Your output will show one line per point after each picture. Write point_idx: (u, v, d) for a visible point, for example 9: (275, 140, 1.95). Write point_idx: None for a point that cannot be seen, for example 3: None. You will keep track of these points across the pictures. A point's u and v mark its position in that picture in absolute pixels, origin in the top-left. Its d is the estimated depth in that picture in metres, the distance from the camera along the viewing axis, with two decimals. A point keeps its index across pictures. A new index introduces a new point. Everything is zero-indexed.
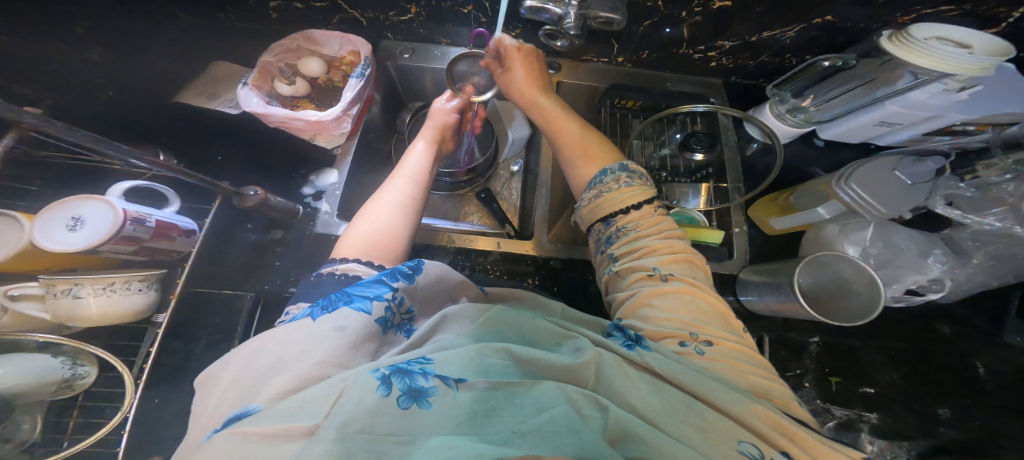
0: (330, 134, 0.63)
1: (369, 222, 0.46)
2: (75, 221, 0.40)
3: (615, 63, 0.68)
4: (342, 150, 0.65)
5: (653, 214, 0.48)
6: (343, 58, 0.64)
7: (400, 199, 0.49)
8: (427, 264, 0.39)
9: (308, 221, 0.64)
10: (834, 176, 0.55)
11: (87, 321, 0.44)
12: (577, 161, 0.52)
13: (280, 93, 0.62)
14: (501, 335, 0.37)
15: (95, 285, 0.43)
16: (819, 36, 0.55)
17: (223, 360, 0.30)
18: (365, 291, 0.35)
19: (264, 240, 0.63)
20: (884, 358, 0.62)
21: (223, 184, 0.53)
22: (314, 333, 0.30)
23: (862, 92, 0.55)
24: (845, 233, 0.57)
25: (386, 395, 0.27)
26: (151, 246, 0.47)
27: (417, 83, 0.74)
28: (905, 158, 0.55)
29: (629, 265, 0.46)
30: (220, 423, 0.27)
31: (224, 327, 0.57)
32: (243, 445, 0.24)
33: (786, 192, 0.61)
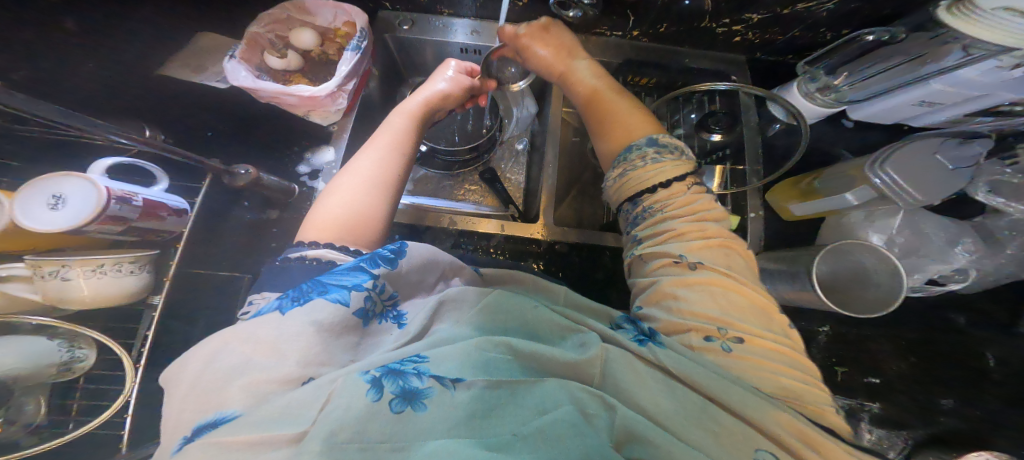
0: (325, 110, 0.59)
1: (343, 201, 0.43)
2: (56, 199, 0.38)
3: (628, 39, 0.64)
4: (340, 127, 0.62)
5: (685, 192, 0.44)
6: (338, 29, 0.61)
7: (381, 176, 0.46)
8: (410, 247, 0.37)
9: (306, 200, 0.62)
10: (867, 160, 0.52)
11: (79, 302, 0.42)
12: (605, 136, 0.50)
13: (271, 66, 0.60)
14: (500, 325, 0.35)
15: (84, 266, 0.41)
16: (860, 8, 0.50)
17: (184, 360, 0.28)
18: (341, 280, 0.32)
19: (261, 220, 0.61)
20: (894, 350, 0.59)
21: (212, 162, 0.50)
22: (286, 329, 0.28)
23: (905, 69, 0.49)
24: (871, 219, 0.55)
25: (377, 399, 0.25)
26: (140, 226, 0.45)
27: (417, 56, 0.71)
28: (949, 139, 0.52)
29: (653, 251, 0.43)
30: (190, 432, 0.25)
31: (223, 309, 0.56)
32: (221, 454, 0.23)
33: (809, 177, 0.58)
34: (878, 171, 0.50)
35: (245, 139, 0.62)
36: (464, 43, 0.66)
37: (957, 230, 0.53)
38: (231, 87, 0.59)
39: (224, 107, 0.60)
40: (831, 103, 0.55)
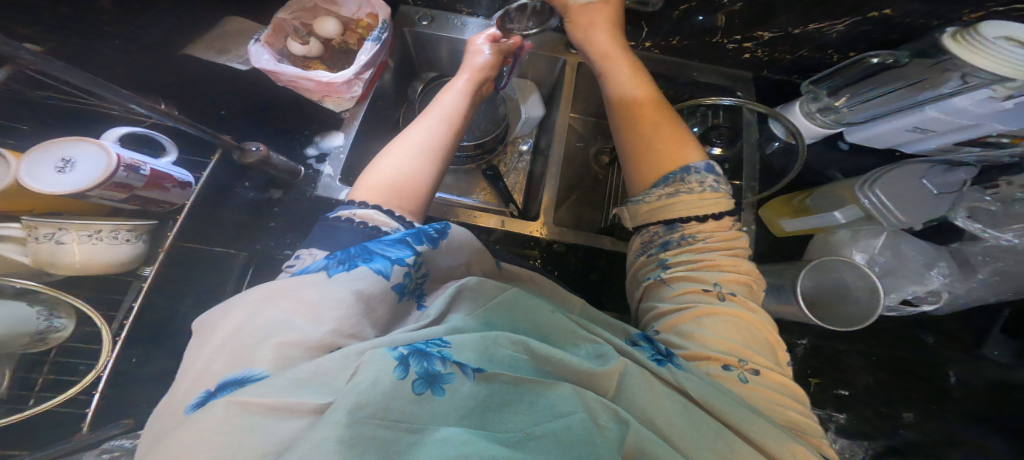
0: (340, 96, 0.61)
1: (397, 164, 0.44)
2: (64, 163, 0.38)
3: (639, 49, 0.66)
4: (351, 115, 0.65)
5: (727, 228, 0.47)
6: (361, 20, 0.62)
7: (428, 142, 0.47)
8: (453, 228, 0.39)
9: (310, 183, 0.62)
10: (858, 180, 0.56)
11: (69, 269, 0.41)
12: (656, 143, 0.50)
13: (293, 52, 0.60)
14: (512, 320, 0.37)
15: (80, 229, 0.40)
16: (869, 32, 0.52)
17: (225, 308, 0.30)
18: (387, 251, 0.34)
19: (262, 199, 0.61)
20: (864, 363, 0.62)
21: (225, 138, 0.50)
22: (329, 293, 0.30)
23: (906, 93, 0.52)
24: (856, 239, 0.58)
25: (403, 378, 0.26)
26: (143, 195, 0.44)
27: (433, 53, 0.72)
28: (936, 166, 0.55)
29: (681, 275, 0.46)
30: (215, 385, 0.26)
31: (212, 287, 0.55)
32: (244, 416, 0.24)
33: (802, 195, 0.61)
34: (867, 191, 0.54)
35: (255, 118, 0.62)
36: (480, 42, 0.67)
37: (935, 254, 0.56)
38: (252, 70, 0.58)
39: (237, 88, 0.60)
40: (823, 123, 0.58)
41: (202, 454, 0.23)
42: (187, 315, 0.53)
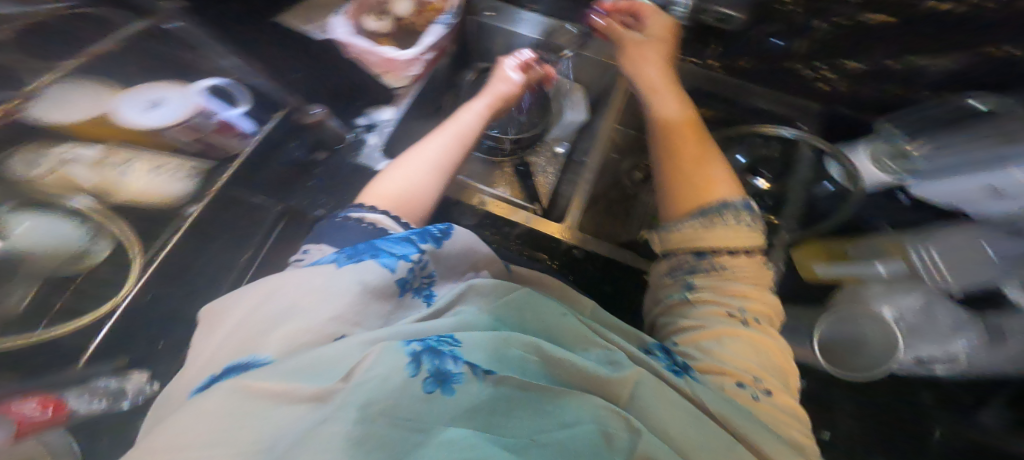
0: (399, 74, 0.67)
1: (404, 177, 0.53)
2: (150, 104, 0.51)
3: (709, 69, 0.74)
4: (404, 91, 0.68)
5: (754, 263, 0.49)
6: (432, 4, 0.70)
7: (439, 161, 0.56)
8: (455, 230, 0.48)
9: (353, 150, 0.64)
10: (909, 239, 0.59)
11: (127, 193, 0.50)
12: (696, 179, 0.53)
13: (366, 27, 0.68)
14: (514, 317, 0.43)
15: (150, 162, 0.51)
16: (975, 70, 0.54)
17: (243, 292, 0.38)
18: (392, 249, 0.43)
19: (307, 160, 0.63)
20: (856, 411, 0.58)
21: (293, 100, 0.62)
22: (335, 282, 0.38)
23: (990, 145, 0.53)
24: (890, 293, 0.57)
25: (414, 376, 0.32)
26: (212, 140, 0.55)
27: (488, 43, 0.80)
28: (999, 231, 0.52)
29: (706, 297, 0.47)
30: (221, 368, 0.33)
31: (241, 236, 0.57)
32: (244, 400, 0.30)
33: (844, 239, 0.63)
34: (921, 247, 0.57)
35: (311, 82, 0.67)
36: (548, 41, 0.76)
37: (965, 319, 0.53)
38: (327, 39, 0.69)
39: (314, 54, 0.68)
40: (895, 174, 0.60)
41: (203, 430, 0.28)
42: (214, 257, 0.55)
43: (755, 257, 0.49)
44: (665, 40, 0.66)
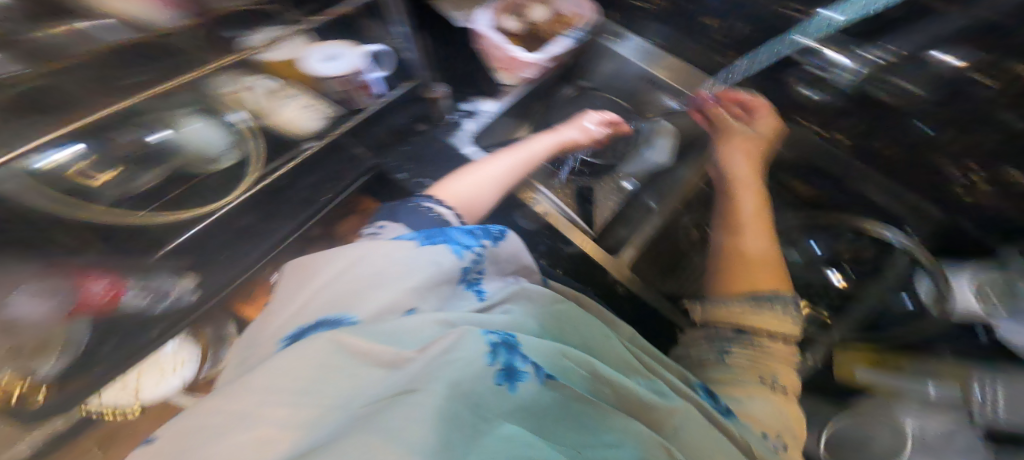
0: (515, 73, 0.83)
1: (470, 179, 0.68)
2: (322, 57, 0.68)
3: (824, 140, 0.76)
4: (513, 88, 0.83)
5: (785, 345, 0.56)
6: (566, 16, 0.85)
7: (502, 178, 0.70)
8: (509, 234, 0.58)
9: (449, 129, 0.80)
10: (967, 378, 0.64)
11: (275, 124, 0.68)
12: (753, 266, 0.63)
13: (506, 25, 0.84)
14: (564, 326, 0.50)
15: (307, 100, 0.70)
16: None
17: (337, 256, 0.48)
18: (462, 239, 0.53)
19: (409, 127, 0.78)
20: None
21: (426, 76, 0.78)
22: (414, 259, 0.48)
23: None
24: (919, 412, 0.64)
25: (490, 365, 0.38)
26: (349, 94, 0.70)
27: (597, 66, 0.90)
28: None
29: (740, 360, 0.55)
30: (319, 319, 0.43)
31: (334, 177, 0.71)
32: (337, 351, 0.38)
33: (897, 351, 0.69)
34: (980, 386, 0.63)
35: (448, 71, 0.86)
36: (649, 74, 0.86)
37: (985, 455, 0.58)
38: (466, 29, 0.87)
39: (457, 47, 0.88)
40: (972, 290, 0.65)
41: (304, 373, 0.37)
42: (307, 188, 0.69)
43: (790, 346, 0.57)
44: (763, 140, 0.77)
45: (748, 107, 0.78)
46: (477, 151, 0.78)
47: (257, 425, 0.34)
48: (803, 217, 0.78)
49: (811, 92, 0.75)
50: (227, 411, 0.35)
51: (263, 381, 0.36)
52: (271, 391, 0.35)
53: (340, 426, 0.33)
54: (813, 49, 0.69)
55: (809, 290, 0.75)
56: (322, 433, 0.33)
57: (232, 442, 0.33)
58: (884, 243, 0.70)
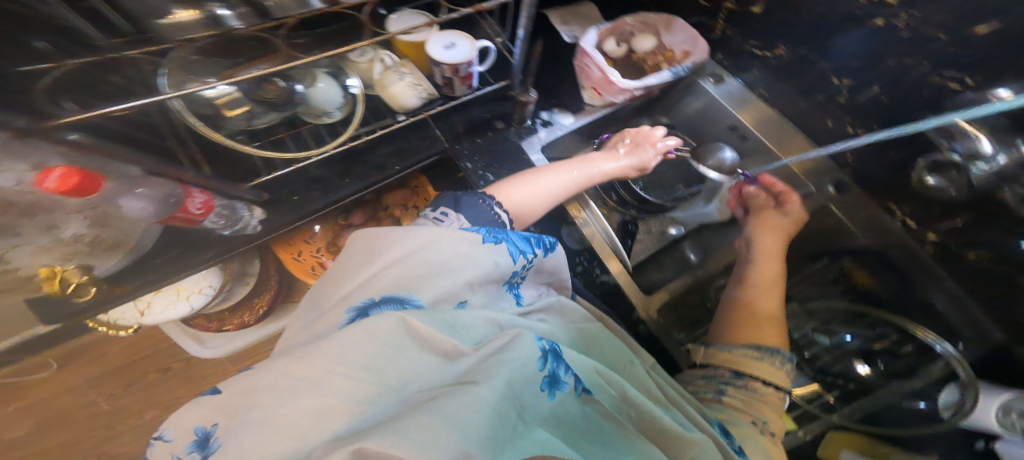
0: (600, 95, 0.85)
1: (527, 188, 0.68)
2: (450, 45, 0.68)
3: (913, 237, 0.69)
4: (592, 110, 0.88)
5: (774, 398, 0.58)
6: (673, 51, 0.89)
7: (556, 192, 0.70)
8: (558, 249, 0.57)
9: (524, 136, 0.82)
10: None
11: (386, 91, 0.71)
12: (761, 326, 0.66)
13: (609, 46, 0.88)
14: (588, 343, 0.55)
15: (414, 79, 0.72)
16: None
17: (406, 234, 0.46)
18: (519, 244, 0.51)
19: (487, 122, 0.81)
20: None
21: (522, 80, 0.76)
22: (476, 254, 0.47)
23: None
24: None
25: (540, 370, 0.40)
26: (457, 80, 0.72)
27: (686, 101, 0.94)
28: None
29: (738, 400, 0.57)
30: (380, 295, 0.42)
31: (400, 155, 0.75)
32: (404, 332, 0.36)
33: (891, 445, 0.70)
34: None
35: (538, 78, 0.91)
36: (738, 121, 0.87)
37: None
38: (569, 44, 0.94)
39: (555, 57, 0.94)
40: (1004, 417, 0.56)
41: (369, 347, 0.34)
42: (380, 157, 0.74)
43: (780, 393, 0.59)
44: (794, 228, 0.79)
45: (782, 198, 0.81)
46: (541, 159, 0.81)
47: (324, 395, 0.32)
48: (851, 305, 0.76)
49: (933, 179, 0.64)
50: (294, 373, 0.33)
51: (332, 348, 0.34)
52: (335, 361, 0.33)
53: (398, 410, 0.33)
54: (960, 130, 0.58)
55: (822, 374, 0.77)
56: (383, 413, 0.32)
57: (297, 406, 0.31)
58: (906, 331, 0.71)
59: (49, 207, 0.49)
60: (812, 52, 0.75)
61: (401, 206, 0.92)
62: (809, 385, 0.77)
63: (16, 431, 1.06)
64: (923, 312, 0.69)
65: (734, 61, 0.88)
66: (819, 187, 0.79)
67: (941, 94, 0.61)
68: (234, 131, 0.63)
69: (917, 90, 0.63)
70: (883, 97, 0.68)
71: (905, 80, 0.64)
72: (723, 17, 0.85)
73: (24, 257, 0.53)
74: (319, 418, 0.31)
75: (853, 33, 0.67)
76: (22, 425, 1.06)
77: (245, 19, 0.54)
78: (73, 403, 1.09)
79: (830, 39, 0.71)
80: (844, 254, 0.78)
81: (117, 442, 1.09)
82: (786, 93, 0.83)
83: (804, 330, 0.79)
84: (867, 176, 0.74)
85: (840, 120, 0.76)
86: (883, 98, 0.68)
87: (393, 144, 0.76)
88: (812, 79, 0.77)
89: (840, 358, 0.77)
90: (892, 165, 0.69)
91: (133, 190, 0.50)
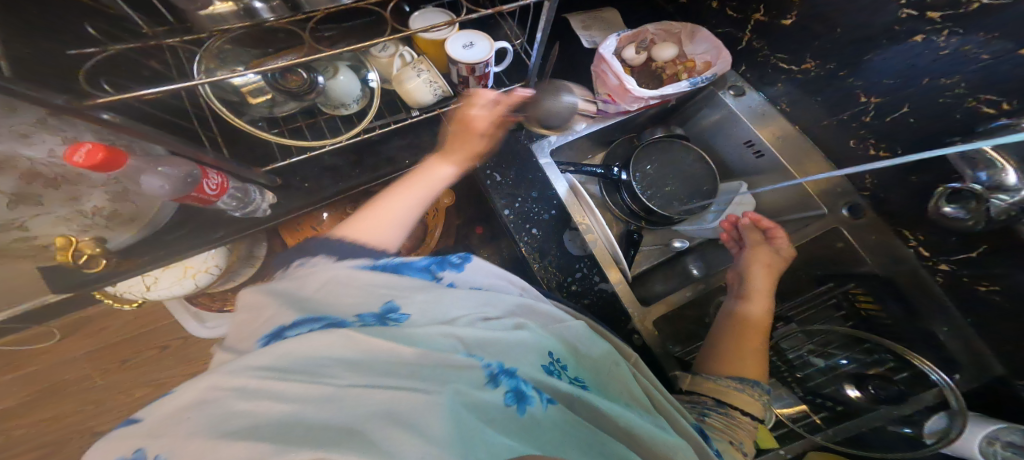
0: (613, 101, 0.86)
1: (369, 223, 0.59)
2: (468, 44, 0.69)
3: (924, 264, 0.71)
4: (604, 117, 0.89)
5: (749, 425, 0.59)
6: (695, 61, 0.90)
7: (410, 216, 0.63)
8: (472, 261, 0.59)
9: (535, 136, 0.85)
10: None
11: (401, 86, 0.72)
12: (744, 357, 0.67)
13: (628, 53, 0.90)
14: (572, 347, 0.53)
15: (431, 76, 0.72)
16: None
17: (307, 283, 0.47)
18: (419, 269, 0.53)
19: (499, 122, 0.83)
20: None
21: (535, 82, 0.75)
22: (386, 278, 0.48)
23: None
24: None
25: (491, 389, 0.38)
26: (473, 79, 0.72)
27: (705, 112, 0.96)
28: None
29: (718, 423, 0.58)
30: (295, 323, 0.42)
31: (412, 148, 0.79)
32: (348, 341, 0.38)
33: None
34: None
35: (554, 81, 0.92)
36: (755, 135, 0.88)
37: None
38: (589, 48, 0.95)
39: (574, 60, 0.95)
40: (988, 446, 0.58)
41: (313, 353, 0.37)
42: (394, 148, 0.78)
43: (756, 422, 0.60)
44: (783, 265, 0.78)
45: (770, 232, 0.80)
46: (551, 163, 0.82)
47: (255, 399, 0.33)
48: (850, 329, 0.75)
49: (952, 209, 0.63)
50: (226, 385, 0.35)
51: (254, 362, 0.37)
52: (255, 373, 0.35)
53: (347, 404, 0.33)
54: (986, 158, 0.57)
55: (809, 396, 0.77)
56: (323, 410, 0.32)
57: (228, 411, 0.32)
58: (900, 355, 0.71)
59: (77, 179, 0.54)
60: (840, 68, 0.74)
61: None
62: (797, 405, 0.77)
63: (18, 397, 1.09)
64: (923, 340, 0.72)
65: (758, 73, 0.89)
66: (832, 208, 0.79)
67: (973, 119, 0.60)
68: (257, 117, 0.67)
69: (949, 113, 0.62)
70: (911, 118, 0.67)
71: (938, 102, 0.63)
72: (751, 29, 0.85)
73: (42, 226, 0.56)
74: (250, 417, 0.32)
75: (889, 49, 0.66)
76: (24, 391, 1.10)
77: (276, 11, 0.61)
78: (73, 376, 1.11)
79: (864, 56, 0.70)
80: (851, 278, 0.79)
81: (112, 415, 1.11)
82: (809, 109, 0.83)
83: (800, 350, 0.81)
84: (885, 200, 0.74)
85: (863, 141, 0.76)
86: (911, 120, 0.67)
87: (405, 137, 0.79)
88: (839, 97, 0.77)
89: (831, 381, 0.77)
90: (913, 191, 0.69)
91: (155, 169, 0.51)
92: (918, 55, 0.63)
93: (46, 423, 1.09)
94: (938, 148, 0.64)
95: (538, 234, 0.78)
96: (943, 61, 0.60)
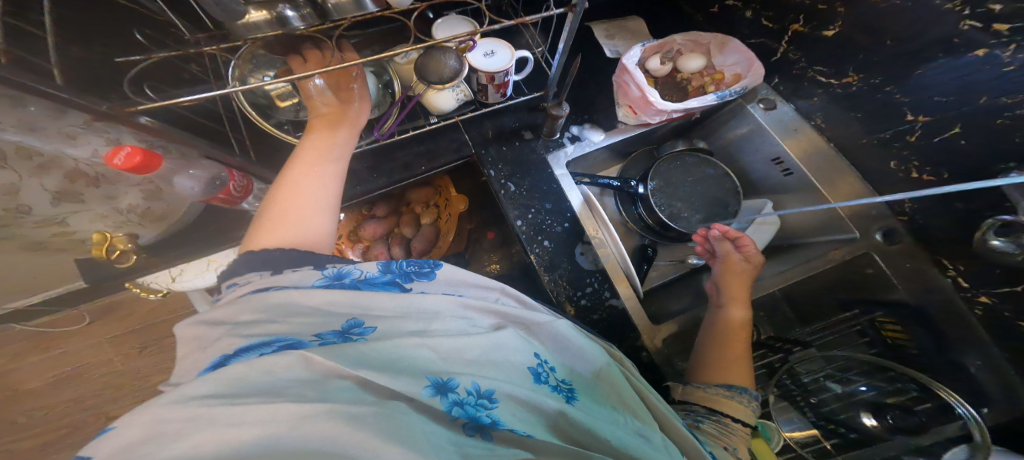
0: (634, 113, 0.85)
1: (281, 221, 0.56)
2: (489, 53, 0.69)
3: (962, 295, 0.68)
4: (624, 128, 0.89)
5: (740, 433, 0.56)
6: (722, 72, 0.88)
7: (327, 200, 0.61)
8: (442, 268, 0.57)
9: (552, 146, 0.84)
10: None
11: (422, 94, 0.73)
12: (725, 367, 0.65)
13: (651, 64, 0.89)
14: (558, 360, 0.53)
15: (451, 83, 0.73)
16: None
17: (250, 308, 0.46)
18: (381, 282, 0.51)
19: (518, 131, 0.83)
20: None
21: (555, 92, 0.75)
22: (336, 297, 0.47)
23: None
24: None
25: (456, 420, 0.39)
26: (493, 86, 0.73)
27: (730, 126, 0.94)
28: None
29: (712, 430, 0.56)
30: (233, 352, 0.41)
31: (432, 154, 0.80)
32: (307, 363, 0.39)
33: None
34: None
35: (576, 89, 0.92)
36: (784, 152, 0.86)
37: None
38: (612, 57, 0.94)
39: (597, 68, 0.94)
40: None
41: (269, 379, 0.37)
42: (413, 154, 0.80)
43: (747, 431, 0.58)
44: (755, 273, 0.77)
45: (737, 242, 0.81)
46: (565, 174, 0.82)
47: (209, 427, 0.33)
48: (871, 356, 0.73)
49: (1000, 242, 0.60)
50: (175, 418, 0.34)
51: (206, 390, 0.36)
52: (203, 400, 0.35)
53: (304, 433, 0.33)
54: None
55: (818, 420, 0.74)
56: (278, 442, 0.32)
57: (185, 446, 0.32)
58: (925, 386, 0.67)
59: (114, 179, 0.60)
60: (886, 83, 0.71)
61: (423, 204, 0.99)
62: (808, 429, 0.73)
63: (47, 378, 1.16)
64: (954, 375, 0.69)
65: (792, 86, 0.86)
66: (864, 232, 0.75)
67: None
68: (283, 121, 0.70)
69: (1006, 136, 0.59)
70: (962, 141, 0.64)
71: (994, 123, 0.60)
72: (788, 40, 0.82)
73: (80, 223, 0.62)
74: (213, 445, 0.32)
75: (944, 63, 0.63)
76: (52, 373, 1.16)
77: (305, 19, 0.62)
78: (97, 360, 1.18)
79: (914, 72, 0.67)
80: (876, 305, 0.76)
81: (134, 399, 1.17)
82: (844, 127, 0.80)
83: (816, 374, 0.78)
84: (924, 227, 0.71)
85: (904, 162, 0.72)
86: (962, 142, 0.64)
87: (424, 144, 0.81)
88: (880, 114, 0.74)
89: (847, 406, 0.74)
90: (957, 218, 0.66)
91: (186, 171, 0.54)
92: (976, 72, 0.60)
93: (73, 403, 1.16)
94: (989, 177, 0.61)
95: (549, 247, 0.78)
96: (1006, 78, 0.57)
